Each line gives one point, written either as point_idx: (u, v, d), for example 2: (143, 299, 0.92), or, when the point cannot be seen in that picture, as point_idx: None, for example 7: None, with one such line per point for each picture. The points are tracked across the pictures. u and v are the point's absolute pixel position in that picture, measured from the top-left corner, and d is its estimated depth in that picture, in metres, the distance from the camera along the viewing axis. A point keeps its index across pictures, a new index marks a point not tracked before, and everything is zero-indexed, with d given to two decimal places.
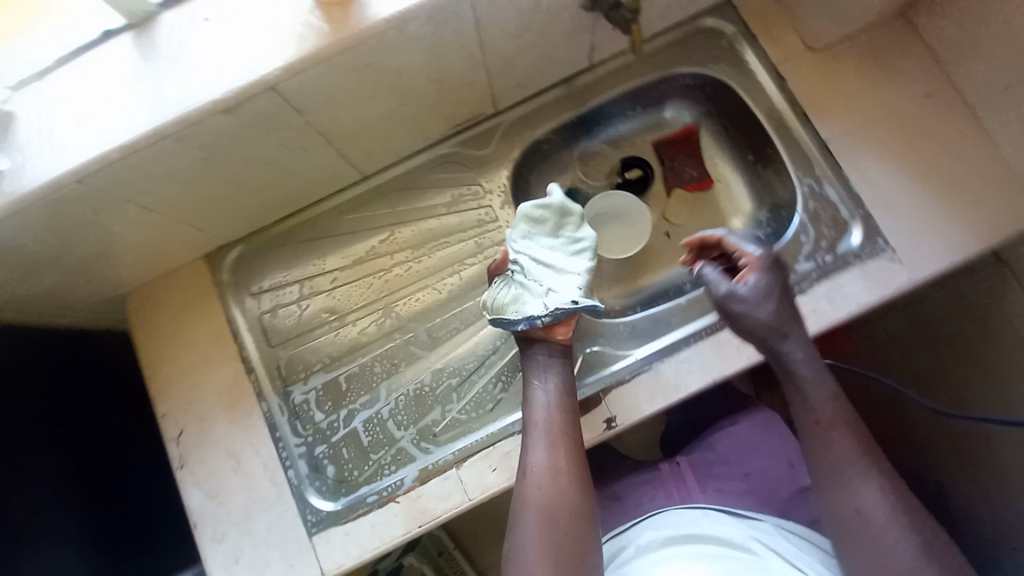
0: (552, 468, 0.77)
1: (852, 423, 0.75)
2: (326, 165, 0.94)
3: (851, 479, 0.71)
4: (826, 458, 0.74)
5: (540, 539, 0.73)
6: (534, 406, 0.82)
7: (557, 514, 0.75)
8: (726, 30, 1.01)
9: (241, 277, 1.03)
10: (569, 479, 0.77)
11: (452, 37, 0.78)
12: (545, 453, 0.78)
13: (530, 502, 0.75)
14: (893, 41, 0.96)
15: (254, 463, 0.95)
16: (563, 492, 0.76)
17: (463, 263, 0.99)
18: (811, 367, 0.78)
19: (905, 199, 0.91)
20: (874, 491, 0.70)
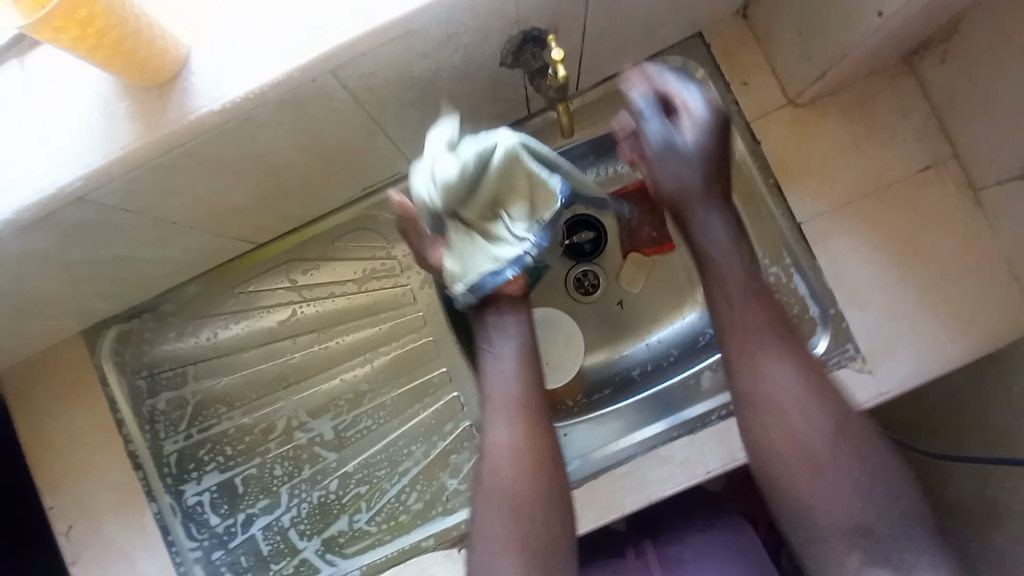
0: (518, 437, 0.68)
1: (807, 368, 0.65)
2: (199, 247, 0.78)
3: (799, 436, 0.63)
4: (772, 412, 0.64)
5: (511, 521, 0.65)
6: (495, 383, 0.71)
7: (527, 493, 0.66)
8: (694, 72, 0.81)
9: (122, 359, 0.88)
10: (539, 454, 0.68)
11: (326, 114, 0.60)
12: (511, 430, 0.68)
13: (496, 489, 0.66)
14: (893, 97, 0.78)
15: (153, 566, 0.84)
16: (535, 474, 0.67)
17: (376, 351, 0.86)
18: (725, 244, 0.70)
19: (888, 297, 0.76)
20: (818, 442, 0.63)
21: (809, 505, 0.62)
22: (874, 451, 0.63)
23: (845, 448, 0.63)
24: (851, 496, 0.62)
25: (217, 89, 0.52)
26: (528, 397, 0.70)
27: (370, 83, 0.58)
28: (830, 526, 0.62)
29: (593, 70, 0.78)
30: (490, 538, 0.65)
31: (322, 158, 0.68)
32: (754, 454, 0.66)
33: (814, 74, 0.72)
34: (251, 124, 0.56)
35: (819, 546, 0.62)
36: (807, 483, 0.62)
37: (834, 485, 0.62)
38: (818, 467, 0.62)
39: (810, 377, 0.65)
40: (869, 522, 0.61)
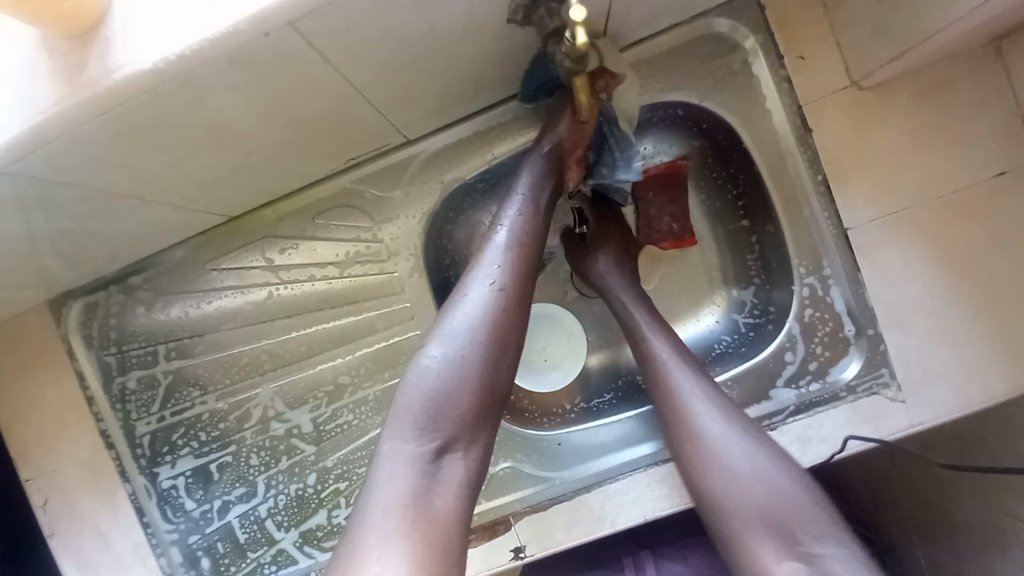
0: (506, 293, 0.56)
1: (683, 347, 0.68)
2: (163, 220, 0.69)
3: (699, 423, 0.61)
4: (671, 398, 0.63)
5: (461, 380, 0.52)
6: (501, 234, 0.59)
7: (503, 350, 0.54)
8: (742, 42, 0.69)
9: (93, 331, 0.80)
10: (520, 318, 0.56)
11: (291, 81, 0.50)
12: (502, 279, 0.56)
13: (462, 334, 0.54)
14: (979, 85, 0.65)
15: (125, 546, 0.78)
16: (508, 338, 0.55)
17: (360, 341, 0.79)
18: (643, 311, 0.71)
19: (935, 321, 0.67)
20: (726, 428, 0.60)
21: (704, 474, 0.59)
22: (773, 449, 0.59)
23: (739, 432, 0.60)
24: (753, 468, 0.57)
25: (151, 48, 0.43)
26: (523, 262, 0.58)
27: (344, 43, 0.47)
28: (744, 528, 0.55)
29: (622, 33, 0.66)
30: (421, 395, 0.52)
31: (294, 129, 0.58)
32: (668, 431, 0.64)
33: (891, 52, 0.59)
34: (199, 86, 0.46)
35: (722, 518, 0.56)
36: (707, 476, 0.58)
37: (729, 459, 0.58)
38: (715, 457, 0.58)
39: (706, 379, 0.64)
40: (784, 502, 0.55)
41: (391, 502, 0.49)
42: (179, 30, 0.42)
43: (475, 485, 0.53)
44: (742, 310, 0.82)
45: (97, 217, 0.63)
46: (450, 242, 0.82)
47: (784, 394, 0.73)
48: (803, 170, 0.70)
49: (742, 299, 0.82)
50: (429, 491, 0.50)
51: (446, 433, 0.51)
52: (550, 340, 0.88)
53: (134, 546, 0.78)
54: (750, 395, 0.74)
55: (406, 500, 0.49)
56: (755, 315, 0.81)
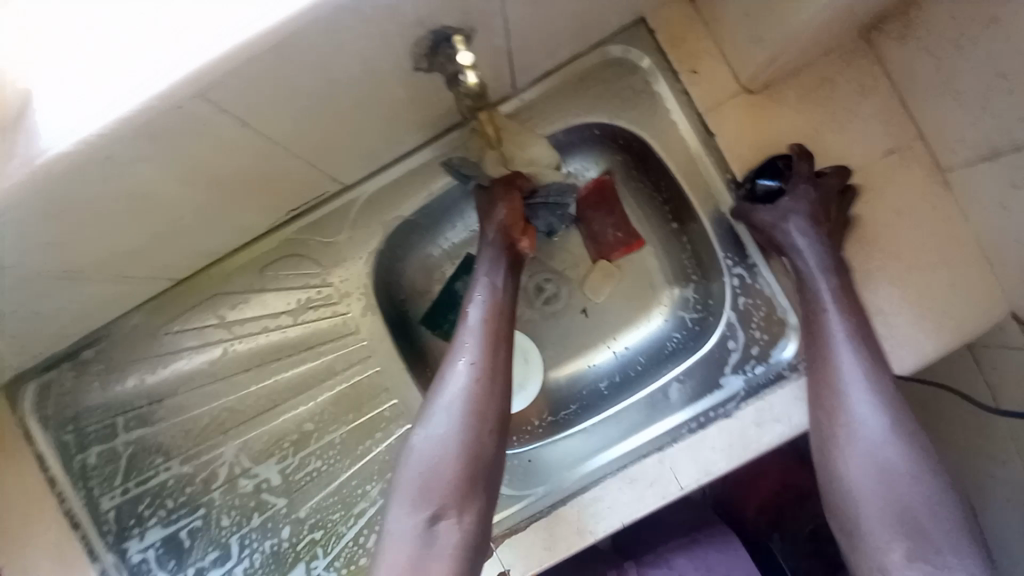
0: (482, 371, 0.61)
1: (861, 322, 0.65)
2: (108, 292, 0.70)
3: (855, 422, 0.62)
4: (835, 401, 0.63)
5: (446, 454, 0.58)
6: (473, 316, 0.65)
7: (478, 425, 0.59)
8: (641, 62, 0.75)
9: (49, 411, 0.79)
10: (498, 392, 0.61)
11: (212, 144, 0.53)
12: (477, 358, 0.62)
13: (448, 413, 0.60)
14: (852, 77, 0.72)
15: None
16: (487, 414, 0.60)
17: (321, 386, 0.81)
18: (818, 257, 0.67)
19: (853, 294, 0.72)
20: (868, 414, 0.62)
21: (841, 464, 0.62)
22: (904, 428, 0.61)
23: (887, 415, 0.61)
24: (887, 460, 0.60)
25: (68, 128, 0.45)
26: (496, 339, 0.64)
27: (260, 104, 0.51)
28: (869, 523, 0.60)
29: (529, 67, 0.71)
30: (418, 469, 0.58)
31: (226, 188, 0.61)
32: (811, 423, 0.66)
33: (767, 57, 0.65)
34: (123, 160, 0.49)
35: (863, 507, 0.60)
36: (851, 463, 0.61)
37: (870, 448, 0.61)
38: (849, 441, 0.62)
39: (868, 359, 0.63)
40: (909, 508, 0.59)
41: (393, 569, 0.55)
42: (93, 113, 0.45)
43: (469, 550, 0.56)
44: (687, 306, 0.86)
45: (39, 297, 0.64)
46: (401, 277, 0.85)
47: (733, 381, 0.76)
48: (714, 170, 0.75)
49: (685, 296, 0.87)
50: (426, 556, 0.55)
51: (436, 504, 0.57)
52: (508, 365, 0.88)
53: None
54: (703, 387, 0.78)
55: (405, 564, 0.55)
56: (699, 310, 0.85)
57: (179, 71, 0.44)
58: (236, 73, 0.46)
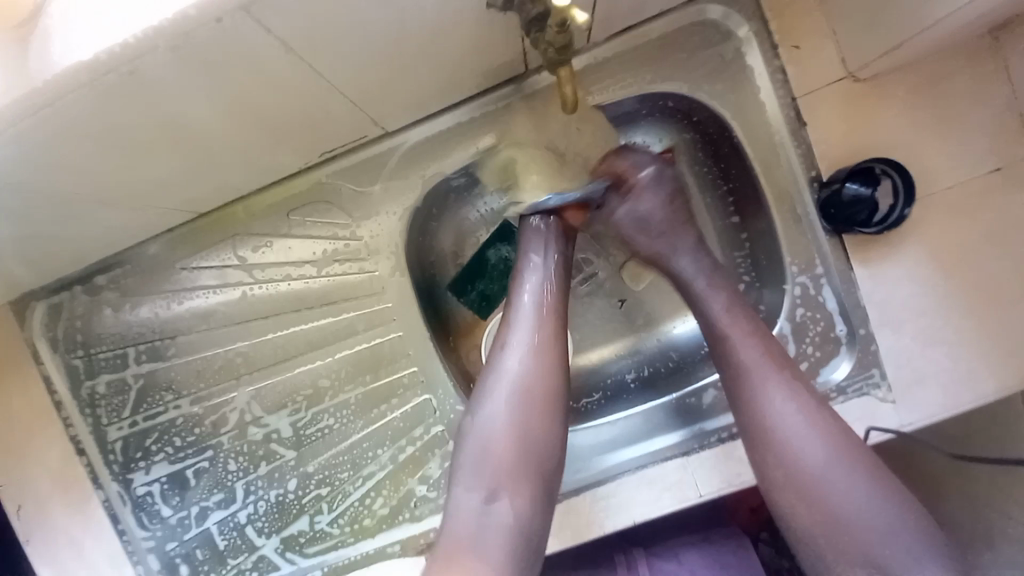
0: (536, 349, 0.59)
1: (782, 357, 0.59)
2: (123, 219, 0.65)
3: (780, 428, 0.56)
4: (747, 399, 0.58)
5: (500, 438, 0.56)
6: (527, 294, 0.62)
7: (531, 406, 0.57)
8: (735, 30, 0.66)
9: (59, 334, 0.76)
10: (554, 373, 0.59)
11: (249, 70, 0.46)
12: (531, 340, 0.59)
13: (499, 396, 0.57)
14: (975, 77, 0.63)
15: (100, 552, 0.76)
16: (543, 397, 0.57)
17: (340, 344, 0.77)
18: (723, 305, 0.62)
19: (923, 321, 0.66)
20: (808, 436, 0.55)
21: (807, 486, 0.54)
22: (877, 469, 0.54)
23: (827, 447, 0.54)
24: (857, 499, 0.52)
25: (88, 34, 0.39)
26: (551, 316, 0.61)
27: (308, 33, 0.44)
28: (839, 541, 0.52)
29: (609, 21, 0.62)
30: (471, 454, 0.56)
31: (259, 122, 0.55)
32: (749, 443, 0.58)
33: (887, 45, 0.57)
34: (147, 76, 0.42)
35: (809, 516, 0.53)
36: (796, 494, 0.54)
37: (825, 480, 0.53)
38: (814, 480, 0.53)
39: (802, 390, 0.57)
40: (884, 536, 0.51)
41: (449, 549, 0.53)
42: (120, 17, 0.39)
43: (523, 531, 0.54)
44: None
45: (51, 219, 0.59)
46: (434, 240, 0.79)
47: None
48: (795, 165, 0.67)
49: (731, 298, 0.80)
50: (483, 537, 0.53)
51: (489, 487, 0.54)
52: None
53: (109, 554, 0.76)
54: None
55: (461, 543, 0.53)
56: None
57: None
58: None
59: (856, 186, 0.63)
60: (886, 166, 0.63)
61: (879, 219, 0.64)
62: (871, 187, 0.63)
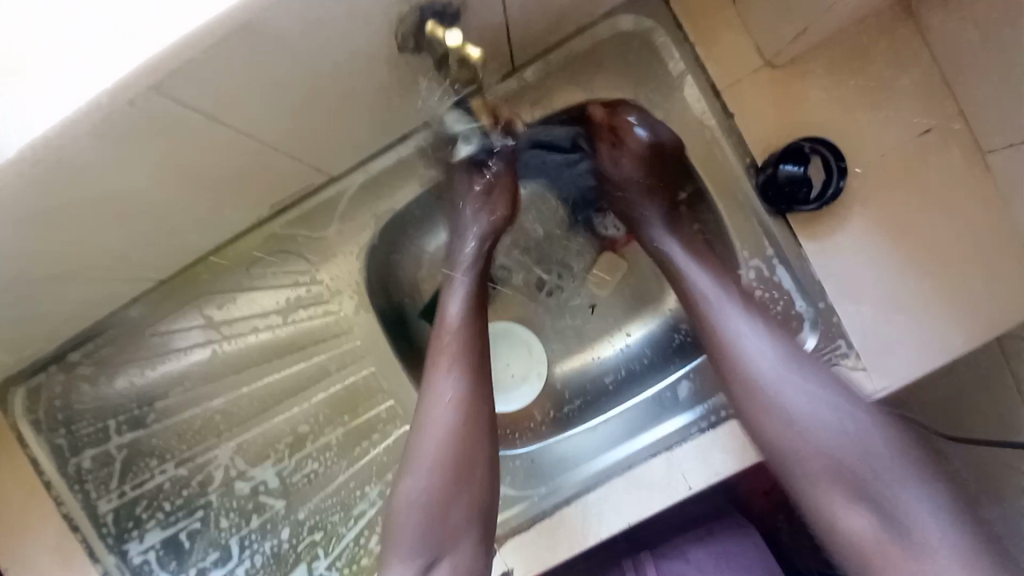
0: (460, 401, 0.61)
1: (749, 300, 0.66)
2: (83, 294, 0.66)
3: (757, 370, 0.61)
4: (714, 333, 0.64)
5: (430, 493, 0.59)
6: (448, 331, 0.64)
7: (459, 469, 0.59)
8: (653, 34, 0.68)
9: (40, 412, 0.77)
10: (479, 434, 0.61)
11: (174, 140, 0.47)
12: (454, 391, 0.61)
13: (427, 459, 0.59)
14: (889, 47, 0.64)
15: None
16: (471, 439, 0.60)
17: (316, 387, 0.77)
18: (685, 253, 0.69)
19: (876, 287, 0.67)
20: (778, 370, 0.61)
21: (776, 408, 0.60)
22: (837, 384, 0.60)
23: (799, 373, 0.60)
24: (829, 422, 0.58)
25: (10, 129, 0.40)
26: (473, 370, 0.62)
27: (224, 96, 0.45)
28: (824, 471, 0.57)
29: (528, 43, 0.64)
30: (409, 514, 0.59)
31: (197, 185, 0.56)
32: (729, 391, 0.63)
33: (795, 30, 0.58)
34: (76, 162, 0.44)
35: (804, 461, 0.58)
36: (774, 429, 0.59)
37: (795, 403, 0.59)
38: (782, 399, 0.59)
39: (753, 308, 0.65)
40: (863, 461, 0.56)
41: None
42: (42, 109, 0.40)
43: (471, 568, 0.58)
44: None
45: (9, 305, 0.60)
46: (396, 272, 0.81)
47: None
48: (730, 155, 0.69)
49: None
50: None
51: (428, 550, 0.58)
52: (508, 360, 0.86)
53: None
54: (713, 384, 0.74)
55: None
56: None
57: (130, 61, 0.38)
58: (193, 63, 0.40)
59: (790, 168, 0.64)
60: (817, 144, 0.64)
61: (817, 196, 0.66)
62: (804, 166, 0.64)
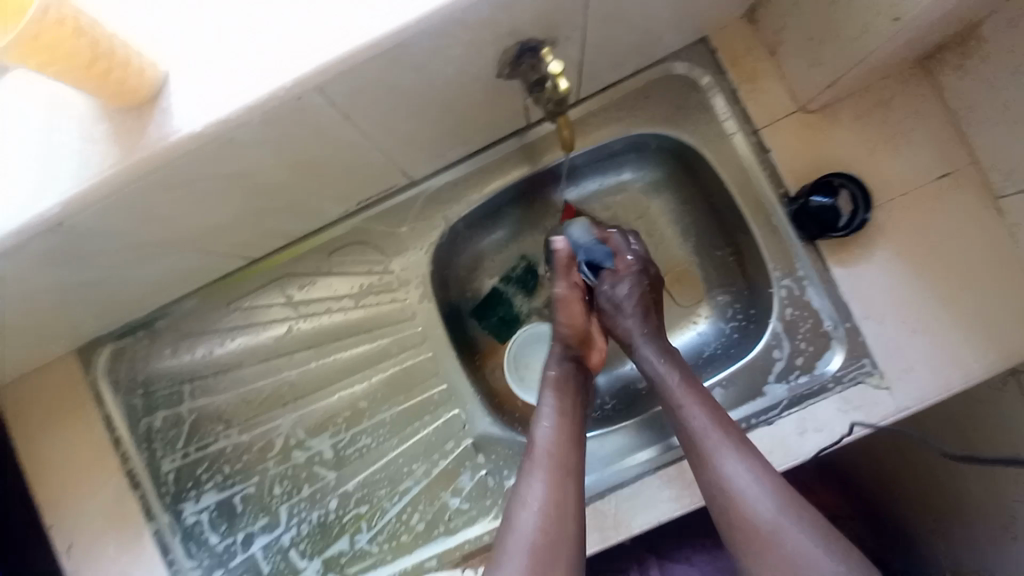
0: (559, 457, 0.64)
1: (722, 417, 0.66)
2: (188, 265, 0.75)
3: (737, 488, 0.60)
4: (706, 467, 0.63)
5: (535, 546, 0.58)
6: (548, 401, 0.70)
7: (563, 520, 0.60)
8: (701, 79, 0.79)
9: (124, 373, 0.84)
10: (573, 481, 0.62)
11: (313, 133, 0.58)
12: (552, 447, 0.65)
13: (530, 510, 0.60)
14: (910, 99, 0.74)
15: None
16: (568, 500, 0.61)
17: (375, 368, 0.86)
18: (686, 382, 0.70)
19: (900, 310, 0.74)
20: (756, 479, 0.60)
21: (777, 548, 0.56)
22: (783, 486, 0.60)
23: (775, 482, 0.60)
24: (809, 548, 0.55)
25: (196, 109, 0.50)
26: (570, 424, 0.67)
27: (361, 99, 0.55)
28: None
29: (593, 79, 0.75)
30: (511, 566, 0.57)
31: (313, 174, 0.66)
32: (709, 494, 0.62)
33: (828, 81, 0.68)
34: (238, 143, 0.54)
35: None
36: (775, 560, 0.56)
37: (791, 534, 0.56)
38: (778, 540, 0.56)
39: (717, 417, 0.65)
40: None
41: None
42: (227, 95, 0.49)
43: None
44: (726, 315, 0.89)
45: (132, 266, 0.68)
46: (456, 271, 0.90)
47: (777, 389, 0.78)
48: (765, 185, 0.78)
49: (722, 303, 0.90)
50: None
51: None
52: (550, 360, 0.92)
53: None
54: (745, 392, 0.79)
55: None
56: (739, 319, 0.88)
57: (306, 66, 0.48)
58: (350, 70, 0.50)
59: (819, 199, 0.73)
60: (845, 180, 0.73)
61: (845, 224, 0.74)
62: (833, 198, 0.72)
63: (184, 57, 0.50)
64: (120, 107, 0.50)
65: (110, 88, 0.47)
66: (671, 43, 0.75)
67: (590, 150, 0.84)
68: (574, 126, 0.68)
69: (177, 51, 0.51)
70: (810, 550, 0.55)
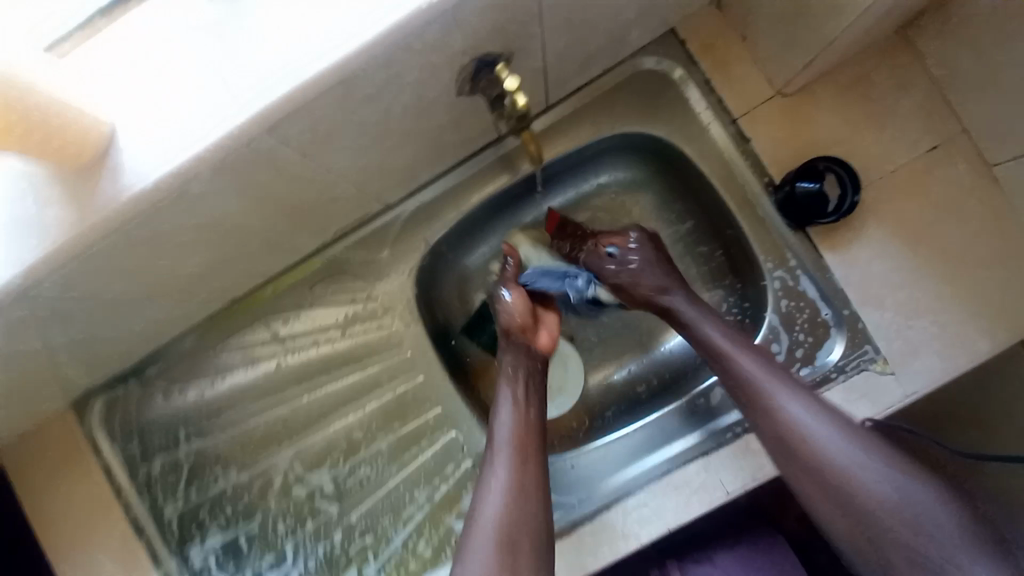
0: (509, 492, 0.60)
1: (769, 361, 0.65)
2: (169, 314, 0.73)
3: (803, 427, 0.59)
4: (767, 407, 0.61)
5: None
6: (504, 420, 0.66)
7: (516, 558, 0.57)
8: (673, 72, 0.76)
9: (117, 422, 0.82)
10: (532, 509, 0.60)
11: (272, 175, 0.56)
12: (506, 481, 0.61)
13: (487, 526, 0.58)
14: (891, 73, 0.71)
15: None
16: (523, 534, 0.58)
17: (368, 397, 0.85)
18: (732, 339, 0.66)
19: (900, 292, 0.71)
20: (821, 420, 0.59)
21: (837, 485, 0.57)
22: (839, 416, 0.60)
23: (842, 424, 0.59)
24: (868, 473, 0.56)
25: (148, 166, 0.48)
26: (526, 441, 0.64)
27: (317, 135, 0.54)
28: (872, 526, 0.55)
29: (561, 84, 0.73)
30: None
31: (282, 214, 0.65)
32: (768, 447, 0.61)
33: (804, 64, 0.65)
34: (195, 195, 0.52)
35: (857, 528, 0.56)
36: (835, 496, 0.57)
37: (856, 464, 0.57)
38: (845, 471, 0.56)
39: (764, 360, 0.64)
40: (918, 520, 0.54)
41: None
42: (175, 150, 0.47)
43: None
44: (721, 311, 0.87)
45: (108, 323, 0.67)
46: (442, 291, 0.88)
47: None
48: (749, 176, 0.75)
49: (717, 299, 0.88)
50: None
51: None
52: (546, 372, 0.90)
53: None
54: None
55: None
56: (734, 313, 0.85)
57: (253, 111, 0.47)
58: (301, 109, 0.48)
59: (806, 185, 0.70)
60: (829, 162, 0.70)
61: (834, 208, 0.71)
62: (820, 183, 0.70)
63: (125, 113, 0.48)
64: (70, 170, 0.48)
65: (56, 154, 0.46)
66: (637, 39, 0.72)
67: (564, 156, 0.82)
68: (539, 142, 0.69)
69: (123, 104, 0.49)
70: (874, 480, 0.56)
